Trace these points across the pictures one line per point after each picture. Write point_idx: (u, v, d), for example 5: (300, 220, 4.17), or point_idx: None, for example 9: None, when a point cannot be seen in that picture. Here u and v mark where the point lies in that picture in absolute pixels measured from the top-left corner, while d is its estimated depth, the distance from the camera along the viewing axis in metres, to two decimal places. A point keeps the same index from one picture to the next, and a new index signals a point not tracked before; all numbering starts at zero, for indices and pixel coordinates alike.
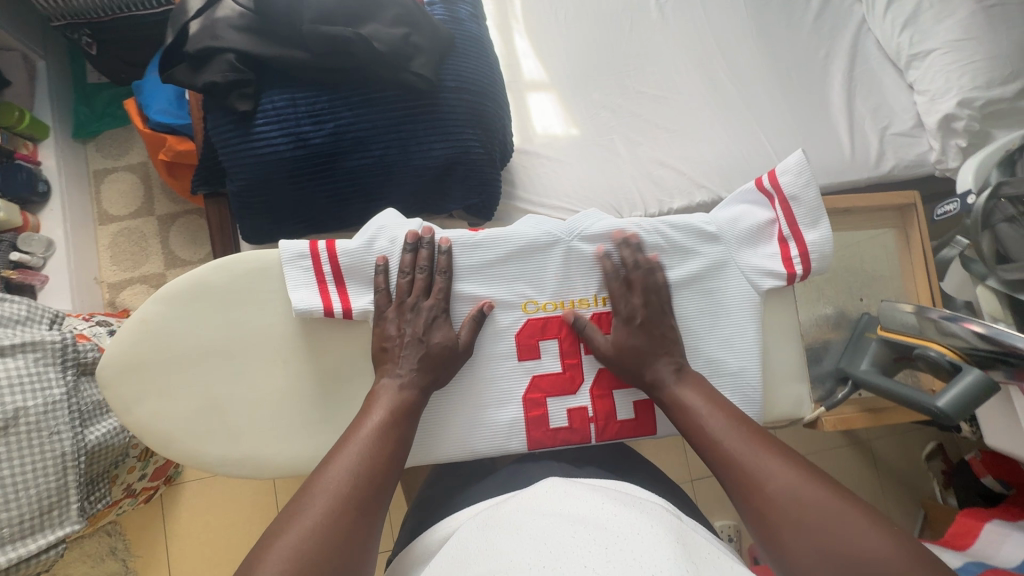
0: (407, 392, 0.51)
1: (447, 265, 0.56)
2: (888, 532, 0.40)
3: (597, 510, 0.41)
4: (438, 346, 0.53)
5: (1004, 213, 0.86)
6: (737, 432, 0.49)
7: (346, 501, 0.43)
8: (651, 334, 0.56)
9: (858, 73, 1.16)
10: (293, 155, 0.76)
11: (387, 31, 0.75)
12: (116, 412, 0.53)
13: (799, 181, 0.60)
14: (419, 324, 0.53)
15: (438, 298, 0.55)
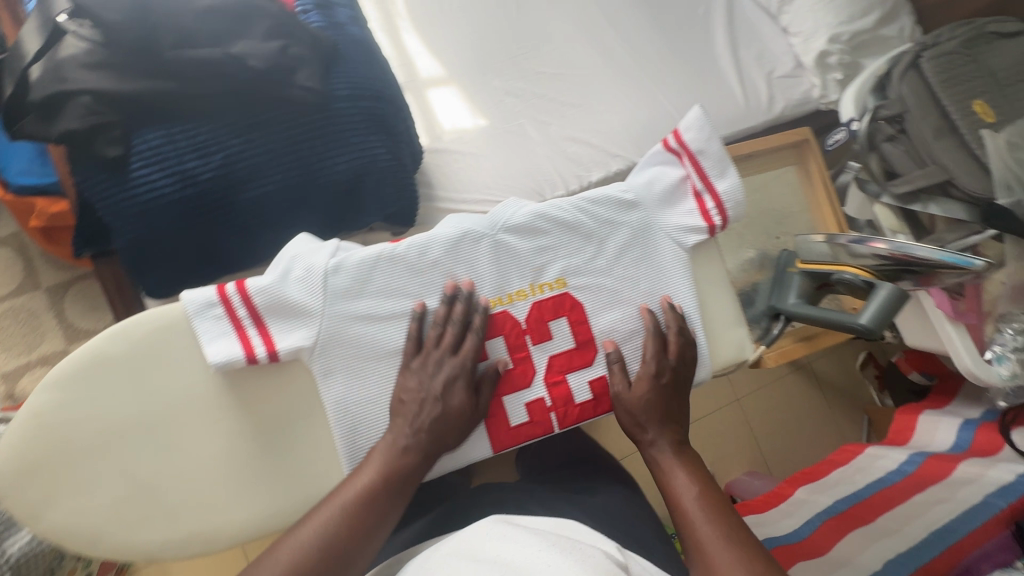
0: (402, 452, 0.49)
1: (481, 322, 0.54)
2: None
3: (522, 558, 0.40)
4: (453, 410, 0.51)
5: (885, 133, 0.93)
6: (711, 508, 0.49)
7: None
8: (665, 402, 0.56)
9: (738, 24, 1.21)
10: (183, 196, 0.70)
11: (261, 46, 0.70)
12: (25, 520, 0.47)
13: (702, 135, 0.62)
14: (434, 378, 0.51)
15: (465, 358, 0.53)
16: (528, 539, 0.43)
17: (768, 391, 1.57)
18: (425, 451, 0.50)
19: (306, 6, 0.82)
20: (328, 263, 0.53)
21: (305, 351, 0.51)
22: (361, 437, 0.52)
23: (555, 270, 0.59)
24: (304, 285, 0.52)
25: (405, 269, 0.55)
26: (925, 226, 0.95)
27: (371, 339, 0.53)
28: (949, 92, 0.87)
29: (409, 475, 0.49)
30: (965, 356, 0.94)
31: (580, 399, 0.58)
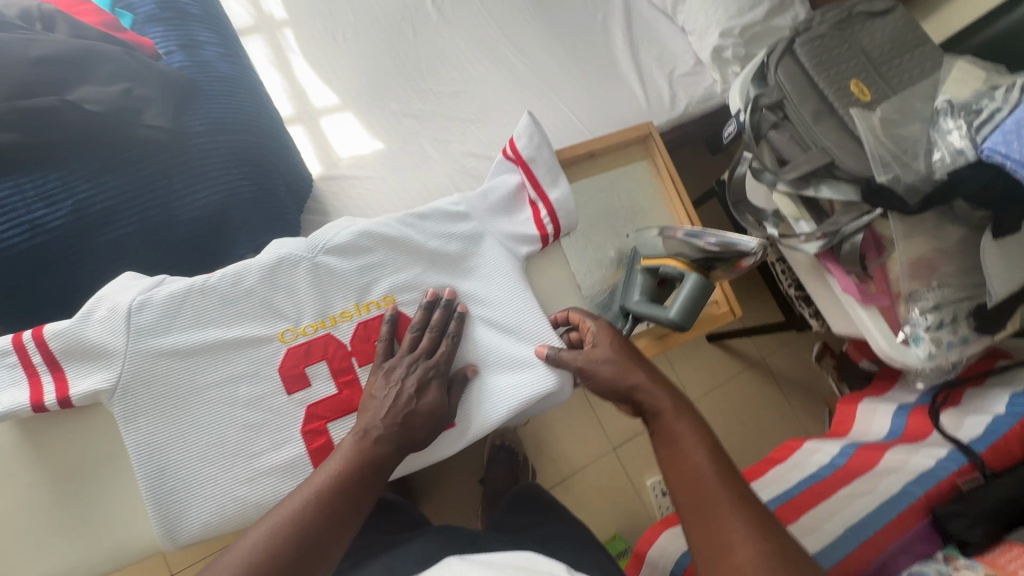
0: (378, 444, 0.50)
1: (457, 328, 0.57)
2: None
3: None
4: (427, 409, 0.52)
5: (769, 121, 0.91)
6: (718, 468, 0.48)
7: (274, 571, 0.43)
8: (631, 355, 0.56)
9: (637, 29, 1.22)
10: (33, 247, 0.68)
11: (101, 91, 0.70)
12: None
13: (534, 143, 0.62)
14: (400, 381, 0.52)
15: (441, 360, 0.55)
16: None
17: (723, 391, 1.52)
18: (397, 443, 0.50)
19: (169, 48, 0.82)
20: (132, 300, 0.51)
21: (103, 394, 0.50)
22: (170, 478, 0.50)
23: (382, 287, 0.58)
24: (106, 325, 0.51)
25: (218, 300, 0.54)
26: (826, 209, 0.93)
27: (179, 376, 0.52)
28: (823, 75, 0.86)
29: (380, 465, 0.49)
30: (880, 338, 0.91)
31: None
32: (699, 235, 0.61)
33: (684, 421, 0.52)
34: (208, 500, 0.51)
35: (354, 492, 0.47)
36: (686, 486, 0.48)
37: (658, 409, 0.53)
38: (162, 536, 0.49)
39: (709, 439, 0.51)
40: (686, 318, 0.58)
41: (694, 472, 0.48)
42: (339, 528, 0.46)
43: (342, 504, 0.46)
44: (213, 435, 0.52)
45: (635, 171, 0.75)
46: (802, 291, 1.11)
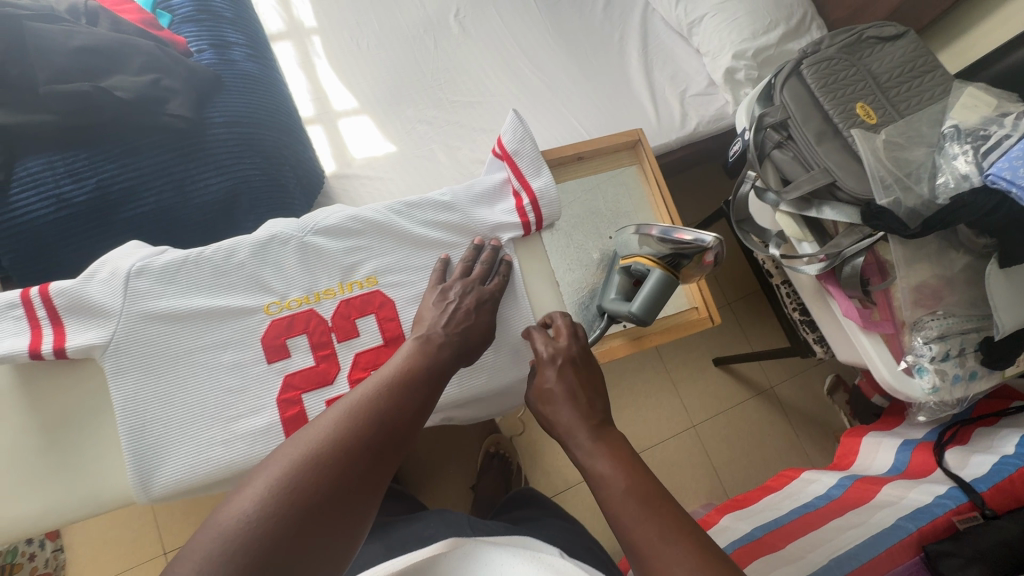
0: (445, 349, 0.52)
1: (505, 269, 0.62)
2: None
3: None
4: (482, 325, 0.56)
5: (773, 140, 0.91)
6: (646, 504, 0.44)
7: (359, 441, 0.42)
8: (586, 394, 0.54)
9: (652, 50, 1.25)
10: (61, 218, 0.74)
11: (132, 80, 0.76)
12: None
13: (517, 138, 0.65)
14: (459, 299, 0.57)
15: (494, 288, 0.59)
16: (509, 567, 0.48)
17: (728, 416, 1.48)
18: (457, 351, 0.53)
19: (201, 46, 0.89)
20: (132, 266, 0.55)
21: (96, 349, 0.53)
22: (148, 434, 0.52)
23: (367, 268, 0.60)
24: (106, 286, 0.54)
25: (209, 271, 0.57)
26: (829, 231, 0.92)
27: (166, 340, 0.55)
28: (828, 96, 0.86)
29: (443, 367, 0.51)
30: (881, 366, 0.88)
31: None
32: (667, 230, 0.61)
33: (605, 463, 0.48)
34: (181, 459, 0.53)
35: (425, 387, 0.49)
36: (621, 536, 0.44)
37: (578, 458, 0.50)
38: (135, 488, 0.51)
39: (633, 477, 0.46)
40: (648, 313, 0.59)
41: (624, 519, 0.44)
42: (414, 416, 0.46)
43: (416, 391, 0.48)
44: (191, 397, 0.54)
45: (623, 175, 0.76)
46: (807, 315, 1.09)
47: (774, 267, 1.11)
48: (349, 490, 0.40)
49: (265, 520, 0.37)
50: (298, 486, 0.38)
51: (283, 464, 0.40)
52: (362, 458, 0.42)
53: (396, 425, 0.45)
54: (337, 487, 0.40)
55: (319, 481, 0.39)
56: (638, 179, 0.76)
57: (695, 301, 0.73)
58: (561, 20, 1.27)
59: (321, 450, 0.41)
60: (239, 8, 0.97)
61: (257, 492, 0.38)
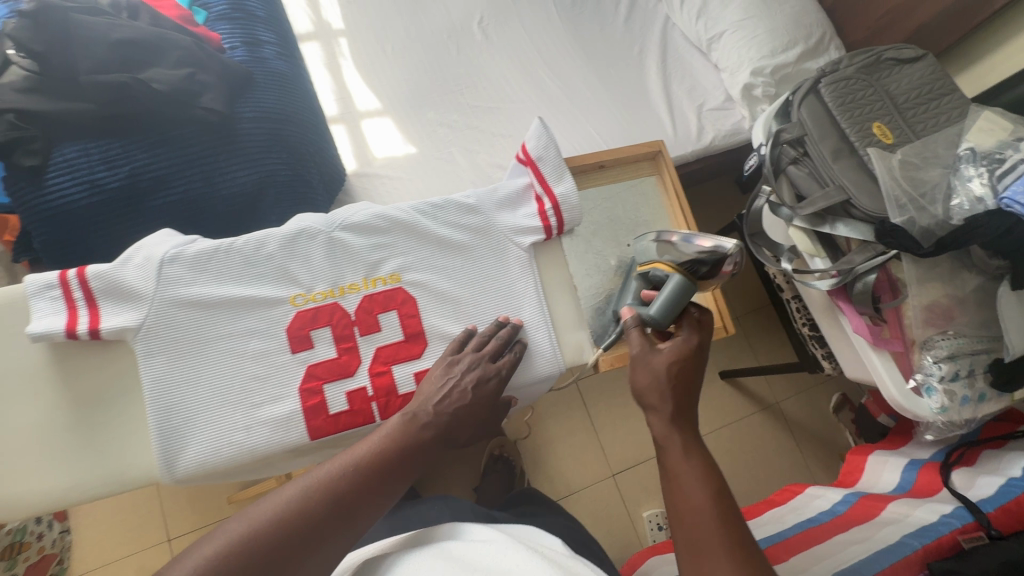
0: (427, 432, 0.53)
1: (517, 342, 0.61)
2: None
3: (492, 552, 0.52)
4: (476, 406, 0.56)
5: (789, 156, 0.92)
6: (719, 513, 0.48)
7: (329, 510, 0.47)
8: (678, 388, 0.55)
9: (671, 64, 1.27)
10: (92, 203, 0.77)
11: (168, 72, 0.79)
12: None
13: (542, 144, 0.66)
14: (462, 374, 0.56)
15: (501, 366, 0.58)
16: (494, 538, 0.54)
17: (733, 430, 1.48)
18: (439, 434, 0.54)
19: (234, 44, 0.91)
20: (165, 253, 0.57)
21: (129, 331, 0.55)
22: (175, 416, 0.54)
23: (390, 266, 0.62)
24: (141, 271, 0.56)
25: (239, 261, 0.59)
26: (842, 248, 0.93)
27: (194, 324, 0.56)
28: (846, 115, 0.88)
29: (424, 446, 0.53)
30: (890, 385, 0.89)
31: (403, 391, 0.59)
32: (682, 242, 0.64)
33: (692, 460, 0.51)
34: (205, 441, 0.54)
35: (402, 463, 0.51)
36: (684, 525, 0.49)
37: (664, 440, 0.54)
38: (160, 467, 0.53)
39: (713, 486, 0.50)
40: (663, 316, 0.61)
41: (693, 514, 0.48)
42: (385, 489, 0.50)
43: (384, 474, 0.50)
44: (216, 382, 0.56)
45: (643, 185, 0.77)
46: (816, 330, 1.10)
47: (784, 282, 1.11)
48: (303, 555, 0.45)
49: (231, 565, 0.42)
50: (265, 543, 0.44)
51: (260, 515, 0.45)
52: (324, 526, 0.46)
53: (365, 499, 0.49)
54: (286, 555, 0.44)
55: (280, 542, 0.44)
56: (657, 189, 0.77)
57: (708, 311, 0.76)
58: (582, 30, 1.29)
59: (293, 510, 0.46)
60: (271, 8, 1.00)
61: (234, 535, 0.44)
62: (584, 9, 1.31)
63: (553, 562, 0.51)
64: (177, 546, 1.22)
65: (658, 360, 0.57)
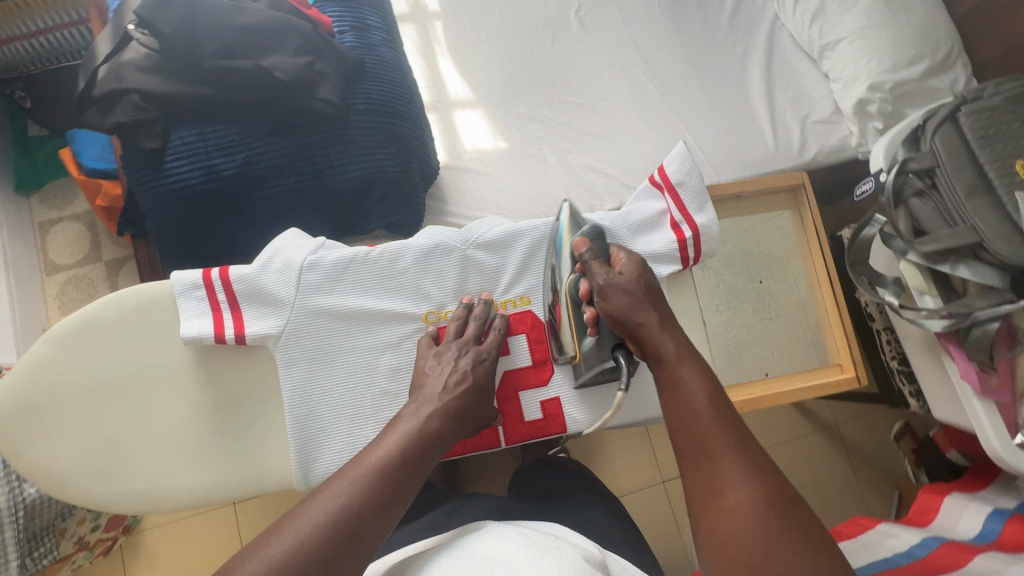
0: (433, 422, 0.53)
1: (502, 323, 0.63)
2: (768, 508, 0.43)
3: (510, 560, 0.48)
4: (475, 384, 0.57)
5: (914, 187, 0.87)
6: (699, 373, 0.53)
7: (355, 514, 0.44)
8: (654, 297, 0.58)
9: (776, 69, 1.20)
10: (206, 188, 0.77)
11: (289, 60, 0.77)
12: (4, 455, 0.55)
13: (684, 168, 0.65)
14: (456, 359, 0.58)
15: (492, 344, 0.61)
16: (507, 541, 0.52)
17: (790, 447, 1.46)
18: (448, 423, 0.54)
19: (343, 28, 0.89)
20: (305, 259, 0.59)
21: (270, 338, 0.58)
22: (311, 427, 0.58)
23: (519, 288, 0.66)
24: (281, 275, 0.59)
25: (375, 273, 0.61)
26: (957, 289, 0.88)
27: (334, 335, 0.60)
28: (986, 149, 0.82)
29: (434, 438, 0.52)
30: (992, 435, 0.86)
31: (532, 418, 0.65)
32: (571, 212, 0.64)
33: (687, 367, 0.53)
34: (338, 453, 0.59)
35: (416, 460, 0.50)
36: (683, 430, 0.50)
37: (662, 354, 0.55)
38: (298, 474, 0.58)
39: (709, 384, 0.52)
40: (601, 231, 0.63)
41: (694, 418, 0.50)
42: (403, 489, 0.48)
43: (411, 466, 0.50)
44: (345, 391, 0.60)
45: (781, 219, 0.80)
46: (906, 365, 1.07)
47: (877, 311, 1.08)
48: (355, 552, 0.43)
49: None
50: (299, 554, 0.41)
51: (288, 526, 0.42)
52: (355, 537, 0.43)
53: (387, 503, 0.46)
54: (341, 553, 0.42)
55: (334, 544, 0.42)
56: (793, 224, 0.80)
57: (841, 358, 0.75)
58: (684, 25, 1.22)
59: (324, 521, 0.43)
60: None
61: (262, 564, 0.39)
62: (686, 3, 1.24)
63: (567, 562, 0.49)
64: (241, 510, 1.29)
65: (624, 279, 0.58)
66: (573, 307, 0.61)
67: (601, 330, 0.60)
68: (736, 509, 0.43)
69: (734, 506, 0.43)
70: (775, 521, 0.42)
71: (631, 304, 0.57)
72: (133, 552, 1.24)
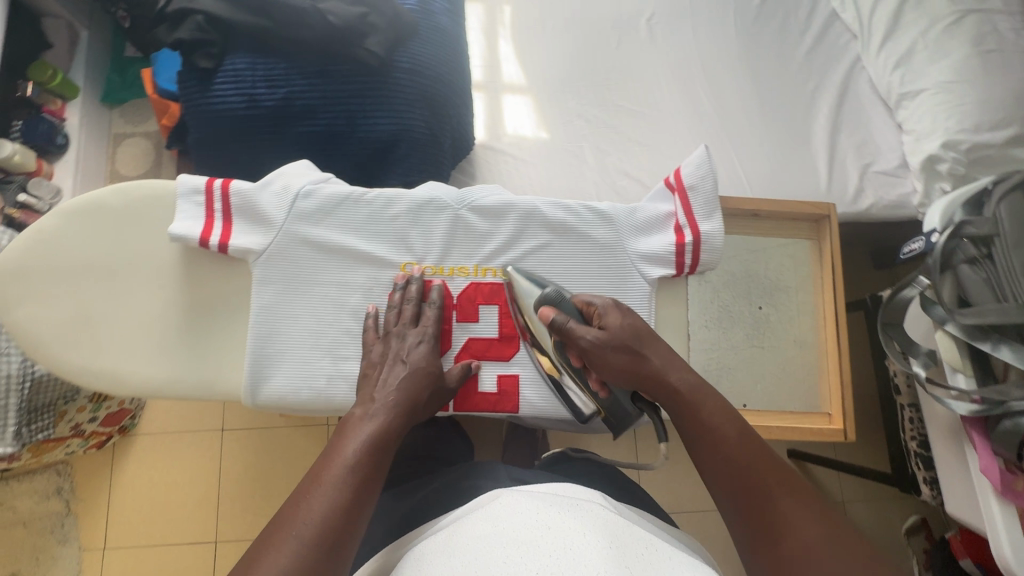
0: (377, 418, 0.55)
1: (436, 296, 0.64)
2: (826, 527, 0.50)
3: (532, 527, 0.48)
4: (421, 372, 0.59)
5: (966, 254, 0.80)
6: (719, 410, 0.58)
7: (334, 523, 0.46)
8: (638, 341, 0.60)
9: (846, 111, 1.13)
10: (245, 114, 0.80)
11: (346, 9, 0.80)
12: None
13: (699, 173, 0.65)
14: (397, 357, 0.60)
15: (424, 327, 0.63)
16: (530, 504, 0.51)
17: None
18: (399, 412, 0.56)
19: None
20: (302, 187, 0.62)
21: (252, 253, 0.61)
22: (269, 347, 0.62)
23: (502, 260, 0.67)
24: (277, 198, 0.62)
25: (366, 214, 0.64)
26: (995, 373, 0.80)
27: (314, 264, 0.63)
28: None
29: (392, 434, 0.54)
30: (1004, 543, 0.77)
31: (487, 388, 0.67)
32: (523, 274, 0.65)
33: (708, 403, 0.58)
34: (288, 376, 0.62)
35: (379, 457, 0.52)
36: (724, 479, 0.55)
37: (681, 394, 0.59)
38: (247, 387, 0.61)
39: (731, 421, 0.57)
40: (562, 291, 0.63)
41: (732, 466, 0.55)
42: (368, 483, 0.50)
43: (370, 460, 0.52)
44: (310, 320, 0.63)
45: (795, 247, 0.78)
46: (925, 449, 0.97)
47: (904, 384, 0.99)
48: (339, 554, 0.46)
49: None
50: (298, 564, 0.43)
51: (281, 546, 0.44)
52: (336, 542, 0.46)
53: (356, 503, 0.48)
54: (326, 558, 0.45)
55: (318, 556, 0.44)
56: (809, 256, 0.78)
57: (831, 407, 0.74)
58: (757, 49, 1.17)
59: (307, 538, 0.45)
60: None
61: None
62: (765, 27, 1.19)
63: (606, 536, 0.47)
64: (228, 437, 1.34)
65: (608, 333, 0.60)
66: (568, 369, 0.63)
67: (613, 391, 0.62)
68: (800, 544, 0.49)
69: (790, 546, 0.49)
70: (832, 533, 0.49)
71: (630, 357, 0.59)
72: (124, 451, 1.33)
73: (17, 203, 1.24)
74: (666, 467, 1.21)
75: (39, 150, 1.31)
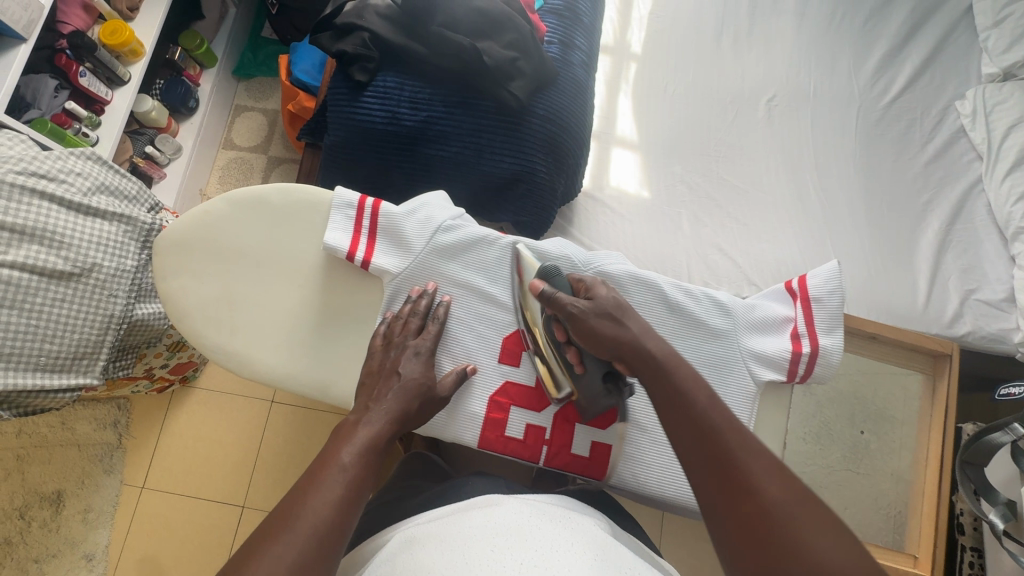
0: (371, 425, 0.56)
1: (442, 314, 0.67)
2: (820, 522, 0.43)
3: (524, 531, 0.48)
4: (417, 382, 0.61)
5: None
6: (703, 393, 0.54)
7: (336, 519, 0.47)
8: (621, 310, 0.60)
9: (958, 231, 1.11)
10: (383, 129, 0.85)
11: (499, 51, 0.84)
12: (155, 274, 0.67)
13: (827, 286, 0.66)
14: (391, 367, 0.62)
15: (425, 337, 0.64)
16: (525, 509, 0.52)
17: None
18: (390, 419, 0.57)
19: (553, 39, 0.95)
20: (445, 221, 0.68)
21: (389, 274, 0.67)
22: None
23: None
24: (420, 227, 0.67)
25: (496, 258, 0.69)
26: None
27: (444, 296, 0.68)
28: None
29: (384, 441, 0.56)
30: None
31: (580, 451, 0.69)
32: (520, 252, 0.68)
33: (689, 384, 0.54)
34: None
35: (372, 462, 0.53)
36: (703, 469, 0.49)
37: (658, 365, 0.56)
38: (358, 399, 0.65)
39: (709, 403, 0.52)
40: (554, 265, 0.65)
41: (712, 450, 0.49)
42: (364, 484, 0.51)
43: (365, 461, 0.53)
44: None
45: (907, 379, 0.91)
46: None
47: (970, 525, 0.96)
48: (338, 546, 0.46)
49: None
50: (297, 551, 0.43)
51: (280, 535, 0.44)
52: (337, 537, 0.46)
53: (350, 500, 0.49)
54: (327, 549, 0.45)
55: (320, 549, 0.44)
56: (918, 390, 0.90)
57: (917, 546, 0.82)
58: (874, 149, 1.16)
59: (310, 531, 0.45)
60: (595, 15, 1.01)
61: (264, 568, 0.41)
62: (886, 131, 1.17)
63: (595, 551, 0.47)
64: (275, 409, 1.40)
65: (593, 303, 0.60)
66: (551, 345, 0.63)
67: (586, 367, 0.61)
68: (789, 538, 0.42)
69: (764, 513, 0.44)
70: (821, 526, 0.43)
71: (613, 334, 0.58)
72: (181, 400, 1.41)
73: (144, 153, 1.36)
74: (692, 542, 1.19)
75: (171, 109, 1.42)
